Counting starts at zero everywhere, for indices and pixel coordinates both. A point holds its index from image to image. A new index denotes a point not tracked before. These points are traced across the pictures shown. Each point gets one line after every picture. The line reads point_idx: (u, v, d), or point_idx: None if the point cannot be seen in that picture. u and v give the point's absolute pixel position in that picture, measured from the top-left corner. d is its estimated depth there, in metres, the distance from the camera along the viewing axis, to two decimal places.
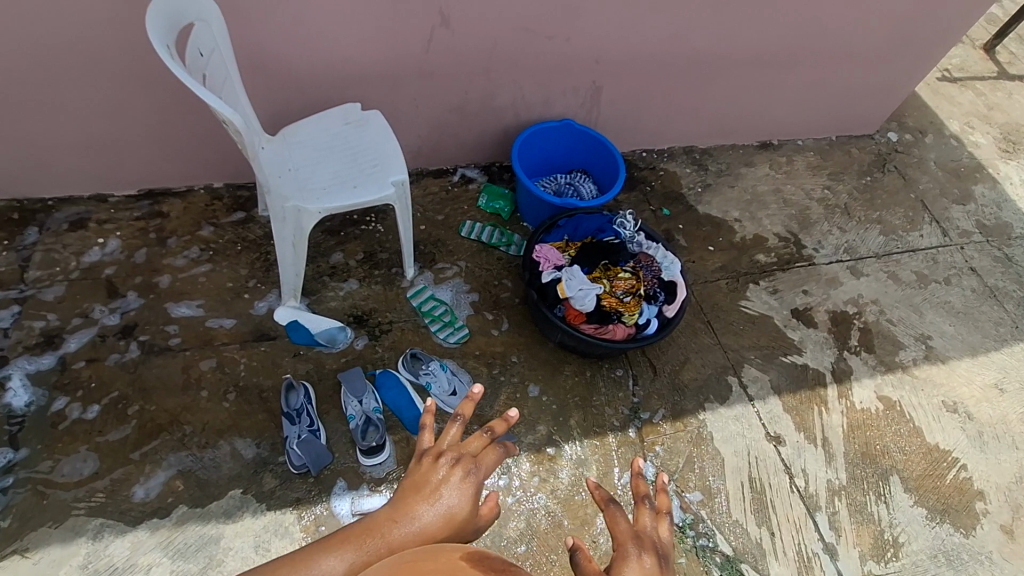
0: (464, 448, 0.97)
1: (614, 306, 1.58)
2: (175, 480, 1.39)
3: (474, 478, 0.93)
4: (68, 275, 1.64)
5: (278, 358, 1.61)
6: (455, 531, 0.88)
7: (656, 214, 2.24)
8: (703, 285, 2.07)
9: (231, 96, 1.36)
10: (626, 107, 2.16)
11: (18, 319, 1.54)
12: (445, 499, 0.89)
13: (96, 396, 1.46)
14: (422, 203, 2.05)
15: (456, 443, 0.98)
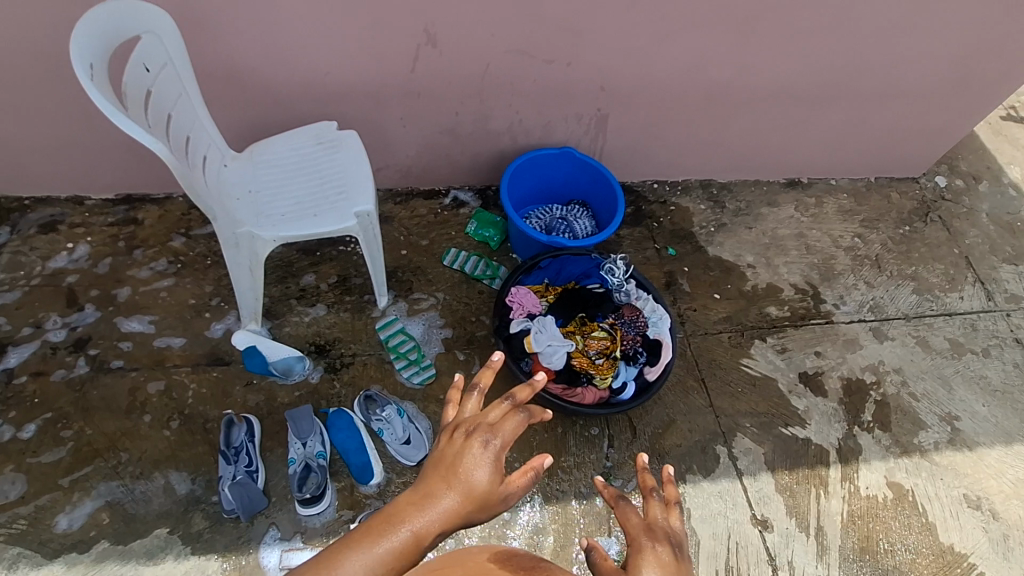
0: (485, 417, 0.95)
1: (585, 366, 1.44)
2: (101, 511, 1.34)
3: (495, 445, 0.91)
4: (30, 281, 1.60)
5: (230, 386, 1.54)
6: (479, 504, 0.89)
7: (660, 253, 2.06)
8: (702, 337, 1.89)
9: (184, 113, 1.28)
10: (636, 136, 2.00)
11: None
12: (468, 475, 0.89)
13: (35, 414, 1.42)
14: (407, 226, 1.94)
15: (475, 414, 0.96)
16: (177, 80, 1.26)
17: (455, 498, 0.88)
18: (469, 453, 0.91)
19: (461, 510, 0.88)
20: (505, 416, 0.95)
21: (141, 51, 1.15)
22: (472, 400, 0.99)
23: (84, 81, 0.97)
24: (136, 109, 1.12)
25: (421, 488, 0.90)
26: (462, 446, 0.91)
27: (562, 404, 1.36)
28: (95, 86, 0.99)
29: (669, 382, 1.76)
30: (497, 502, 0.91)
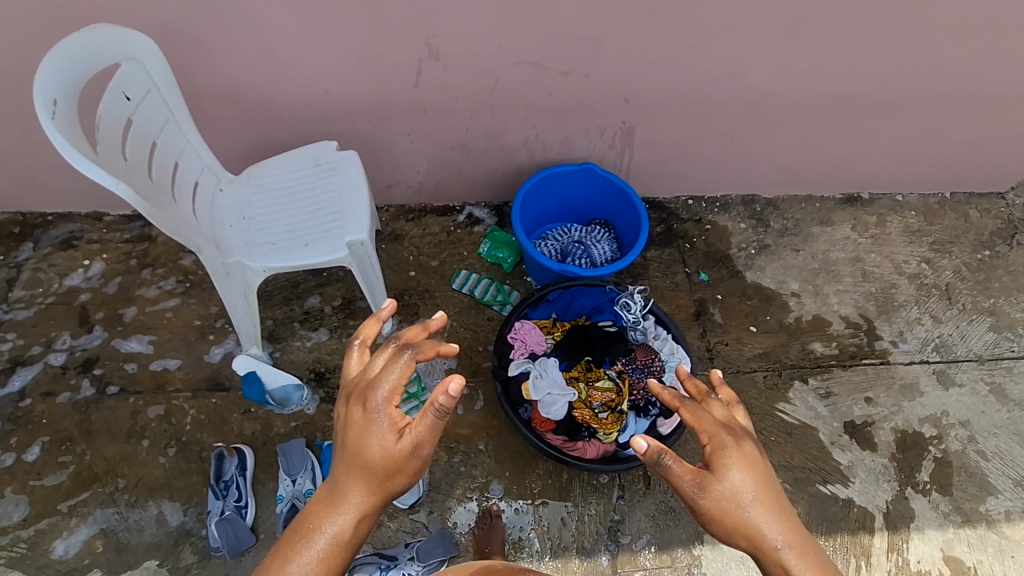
0: (368, 378, 0.96)
1: (588, 418, 1.32)
2: (96, 539, 1.35)
3: (377, 407, 0.92)
4: (47, 299, 1.63)
5: (227, 414, 1.51)
6: (388, 469, 0.93)
7: (691, 278, 1.89)
8: (733, 376, 1.71)
9: (172, 138, 1.25)
10: (667, 150, 1.82)
11: None
12: (362, 450, 0.93)
13: (41, 436, 1.44)
14: (418, 245, 1.86)
15: (359, 377, 0.98)
16: (164, 106, 1.22)
17: (361, 479, 0.94)
18: (356, 426, 0.93)
19: (369, 485, 0.94)
20: (383, 369, 0.94)
21: (121, 78, 1.11)
22: (353, 359, 1.01)
23: (43, 120, 0.93)
24: (111, 141, 1.09)
25: (333, 479, 0.96)
26: (350, 420, 0.94)
27: (563, 459, 1.25)
28: (56, 124, 0.95)
29: None
30: (408, 458, 0.92)
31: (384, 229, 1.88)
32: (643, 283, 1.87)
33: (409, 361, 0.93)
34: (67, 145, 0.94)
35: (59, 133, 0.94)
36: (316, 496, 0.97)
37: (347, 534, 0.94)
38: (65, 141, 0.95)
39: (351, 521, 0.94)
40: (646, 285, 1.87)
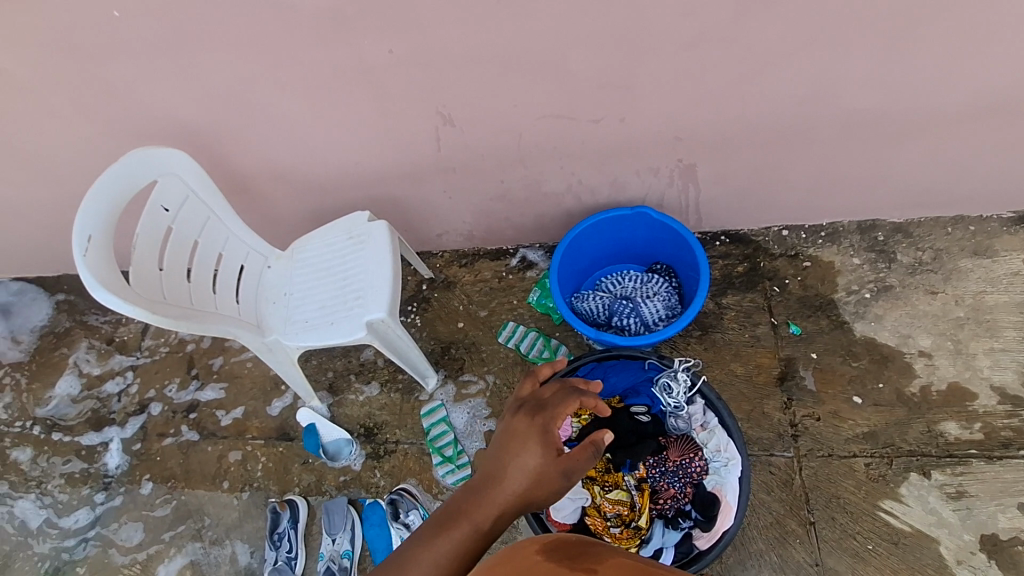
0: (539, 401, 1.00)
1: (603, 530, 1.20)
2: (186, 568, 1.58)
3: (548, 424, 0.94)
4: (167, 346, 1.86)
5: (289, 463, 1.66)
6: (541, 480, 0.89)
7: (778, 331, 1.58)
8: (824, 461, 1.41)
9: (213, 235, 1.38)
10: (743, 182, 1.52)
11: (132, 384, 1.83)
12: (524, 456, 0.90)
13: (153, 473, 1.71)
14: (469, 293, 1.83)
15: (530, 397, 1.02)
16: (202, 207, 1.35)
17: (514, 475, 0.89)
18: (521, 433, 0.94)
19: (521, 484, 0.89)
20: (556, 396, 0.99)
21: (158, 195, 1.25)
22: (528, 382, 1.07)
23: (76, 260, 1.09)
24: (150, 255, 1.23)
25: (484, 472, 0.93)
26: (516, 428, 0.95)
27: None
28: (87, 261, 1.10)
29: (761, 522, 1.37)
30: (559, 478, 0.90)
31: (438, 276, 1.87)
32: (714, 337, 1.61)
33: (579, 401, 0.97)
34: (92, 281, 1.08)
35: (88, 270, 1.09)
36: (458, 492, 0.92)
37: (488, 534, 0.86)
38: (95, 277, 1.09)
39: (496, 516, 0.87)
40: (718, 340, 1.61)
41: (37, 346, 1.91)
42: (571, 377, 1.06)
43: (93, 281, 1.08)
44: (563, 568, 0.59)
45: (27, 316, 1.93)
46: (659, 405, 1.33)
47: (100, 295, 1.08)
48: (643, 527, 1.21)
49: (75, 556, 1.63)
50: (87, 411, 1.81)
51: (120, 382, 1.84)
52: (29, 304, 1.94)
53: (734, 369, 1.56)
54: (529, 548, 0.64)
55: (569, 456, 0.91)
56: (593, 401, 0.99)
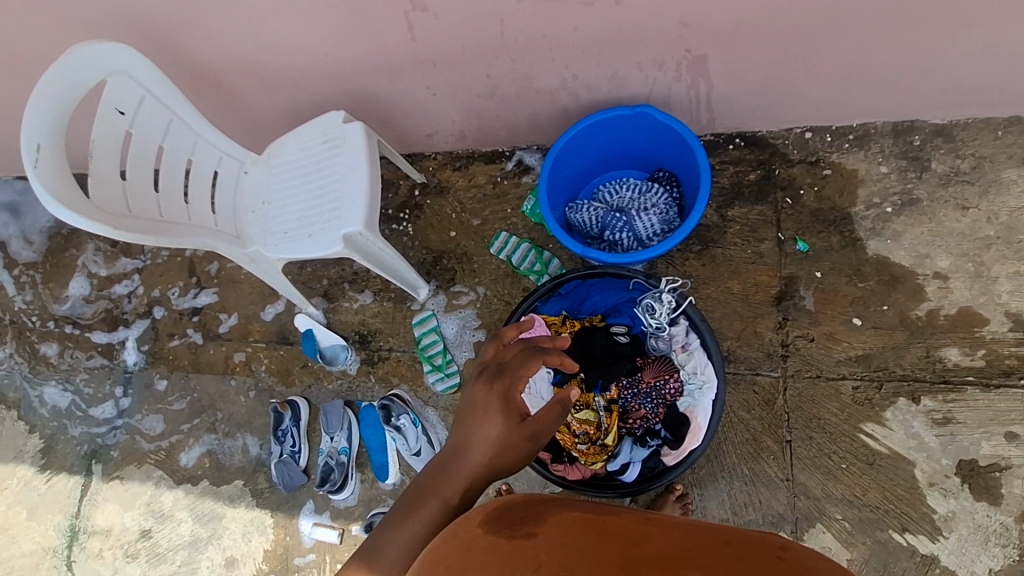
0: (500, 365, 0.97)
1: (571, 444, 1.29)
2: (205, 456, 1.73)
3: (507, 389, 0.92)
4: (166, 249, 1.87)
5: (290, 365, 1.74)
6: (506, 446, 0.89)
7: (784, 248, 1.49)
8: (810, 382, 1.43)
9: (179, 138, 1.30)
10: (762, 78, 1.33)
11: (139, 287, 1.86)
12: (485, 426, 0.89)
13: (166, 371, 1.80)
14: (462, 199, 1.75)
15: (490, 362, 0.99)
16: (162, 108, 1.26)
17: (480, 447, 0.88)
18: (482, 401, 0.92)
19: (488, 454, 0.88)
20: (516, 359, 0.96)
21: (110, 97, 1.17)
22: (490, 347, 1.02)
23: (28, 172, 1.05)
24: (109, 165, 1.18)
25: (451, 445, 0.91)
26: (475, 398, 0.92)
27: (541, 473, 1.23)
28: (38, 174, 1.06)
29: (737, 438, 1.43)
30: (525, 442, 0.90)
31: (430, 181, 1.77)
32: (714, 253, 1.52)
33: (542, 360, 0.93)
34: (44, 193, 1.05)
35: (41, 181, 1.06)
36: (427, 469, 0.91)
37: (458, 507, 0.86)
38: (47, 190, 1.06)
39: (466, 488, 0.87)
40: (718, 255, 1.52)
41: (48, 246, 1.91)
42: (536, 336, 1.01)
43: (47, 195, 1.05)
44: (501, 537, 0.60)
45: (34, 217, 1.92)
46: (640, 325, 1.35)
47: (55, 210, 1.06)
48: (609, 446, 1.29)
49: (108, 442, 1.77)
50: (101, 311, 1.86)
51: (128, 285, 1.87)
52: (33, 205, 1.91)
53: (731, 287, 1.50)
54: (473, 521, 0.65)
55: (534, 420, 0.91)
56: (558, 358, 0.93)
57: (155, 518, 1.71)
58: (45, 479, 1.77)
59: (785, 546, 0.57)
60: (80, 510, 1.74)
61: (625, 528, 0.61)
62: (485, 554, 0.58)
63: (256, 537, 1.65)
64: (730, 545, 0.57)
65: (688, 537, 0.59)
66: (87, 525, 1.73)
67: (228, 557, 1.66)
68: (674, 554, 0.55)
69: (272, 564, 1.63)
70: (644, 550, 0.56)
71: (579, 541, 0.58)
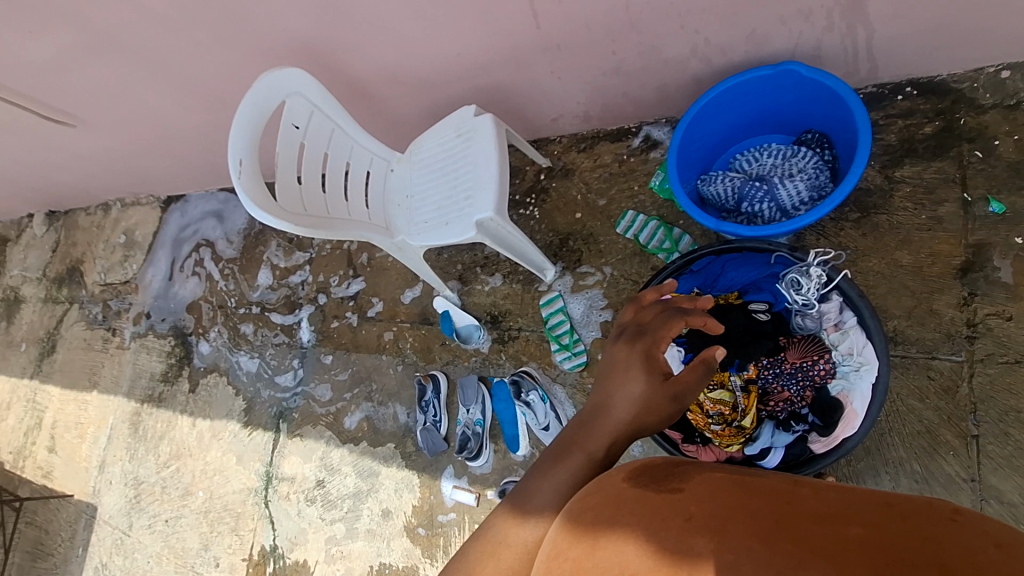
0: (639, 327, 0.96)
1: (705, 424, 1.23)
2: (363, 421, 1.97)
3: (649, 349, 0.91)
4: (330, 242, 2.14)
5: (432, 343, 1.90)
6: (650, 407, 0.87)
7: (971, 210, 1.27)
8: (1006, 368, 1.21)
9: (341, 144, 1.49)
10: (943, 12, 1.13)
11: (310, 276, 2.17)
12: (627, 385, 0.88)
13: (332, 347, 2.08)
14: (587, 180, 1.75)
15: (630, 324, 0.98)
16: (326, 120, 1.45)
17: (621, 405, 0.88)
18: (624, 360, 0.91)
19: (630, 412, 0.87)
20: (657, 320, 0.95)
21: (288, 114, 1.37)
22: (629, 310, 1.01)
23: (235, 183, 1.28)
24: (290, 170, 1.40)
25: (592, 403, 0.92)
26: (616, 357, 0.92)
27: (669, 450, 1.20)
28: (241, 183, 1.29)
29: (905, 431, 1.25)
30: (668, 403, 0.87)
31: (556, 164, 1.80)
32: (876, 221, 1.34)
33: (683, 321, 0.91)
34: (246, 198, 1.27)
35: (244, 189, 1.28)
36: (570, 425, 0.92)
37: (602, 463, 0.86)
38: (247, 195, 1.28)
39: (609, 445, 0.87)
40: (881, 224, 1.34)
41: (244, 244, 2.31)
42: (675, 299, 0.99)
43: (248, 199, 1.27)
44: (646, 490, 0.61)
45: (234, 220, 2.32)
46: (784, 301, 1.26)
47: (254, 211, 1.27)
48: (747, 428, 1.22)
49: (290, 405, 2.10)
50: (283, 296, 2.20)
51: (302, 274, 2.18)
52: (233, 210, 2.31)
53: (899, 259, 1.31)
54: (617, 475, 0.67)
55: (676, 380, 0.88)
56: (701, 319, 0.91)
57: (327, 471, 1.99)
58: (247, 432, 2.15)
59: (960, 511, 0.49)
60: (272, 460, 2.09)
61: (774, 487, 0.58)
62: (631, 504, 0.59)
63: (407, 493, 1.85)
64: (896, 507, 0.50)
65: (847, 498, 0.53)
66: (277, 472, 2.07)
67: (384, 508, 1.87)
68: (829, 513, 0.51)
69: (420, 518, 1.81)
70: (796, 507, 0.53)
71: (724, 497, 0.57)
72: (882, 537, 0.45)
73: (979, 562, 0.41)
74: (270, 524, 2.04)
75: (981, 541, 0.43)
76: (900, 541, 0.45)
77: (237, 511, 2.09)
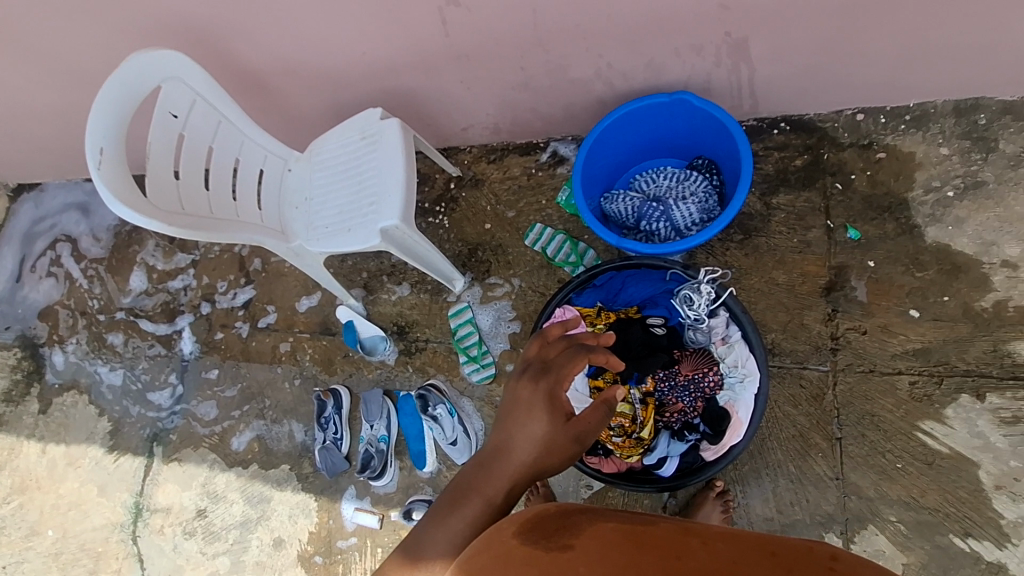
0: (544, 363, 0.93)
1: (607, 438, 1.28)
2: (254, 441, 1.81)
3: (553, 388, 0.89)
4: (218, 244, 1.95)
5: (333, 355, 1.80)
6: (551, 447, 0.87)
7: (833, 236, 1.43)
8: (862, 376, 1.37)
9: (228, 138, 1.36)
10: (812, 59, 1.26)
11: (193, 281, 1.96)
12: (530, 425, 0.87)
13: (218, 360, 1.89)
14: (497, 192, 1.75)
15: (534, 360, 0.95)
16: (211, 111, 1.32)
17: (522, 447, 0.86)
18: (527, 399, 0.88)
19: (532, 454, 0.86)
20: (560, 356, 0.93)
21: (164, 101, 1.23)
22: (535, 345, 0.98)
23: (92, 175, 1.13)
24: (164, 164, 1.25)
25: (493, 442, 0.90)
26: (519, 396, 0.89)
27: (577, 465, 1.23)
28: (101, 175, 1.13)
29: (782, 434, 1.38)
30: (570, 444, 0.88)
31: (466, 174, 1.78)
32: (757, 242, 1.47)
33: (587, 357, 0.91)
34: (107, 193, 1.12)
35: (104, 182, 1.13)
36: (470, 464, 0.90)
37: (500, 509, 0.85)
38: (108, 190, 1.13)
39: (508, 489, 0.86)
40: (762, 245, 1.46)
41: (113, 243, 2.03)
42: (579, 334, 0.98)
43: (109, 194, 1.12)
44: (538, 549, 0.60)
45: (101, 216, 2.04)
46: (677, 316, 1.33)
47: (116, 208, 1.13)
48: (645, 439, 1.27)
49: (167, 426, 1.88)
50: (161, 303, 1.97)
51: (184, 279, 1.96)
52: (101, 205, 2.04)
53: (776, 278, 1.44)
54: (507, 532, 0.65)
55: (579, 420, 0.89)
56: (604, 356, 0.93)
57: (210, 499, 1.81)
58: (112, 459, 1.90)
59: (836, 558, 0.55)
60: (143, 489, 1.86)
61: (664, 538, 0.60)
62: (522, 566, 0.58)
63: (302, 519, 1.72)
64: (780, 555, 0.55)
65: (733, 548, 0.57)
66: (149, 503, 1.85)
67: (276, 537, 1.73)
68: (721, 567, 0.53)
69: (317, 545, 1.69)
70: (690, 561, 0.55)
71: (618, 553, 0.57)
72: None
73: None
74: (140, 562, 1.81)
75: None
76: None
77: (97, 551, 1.84)
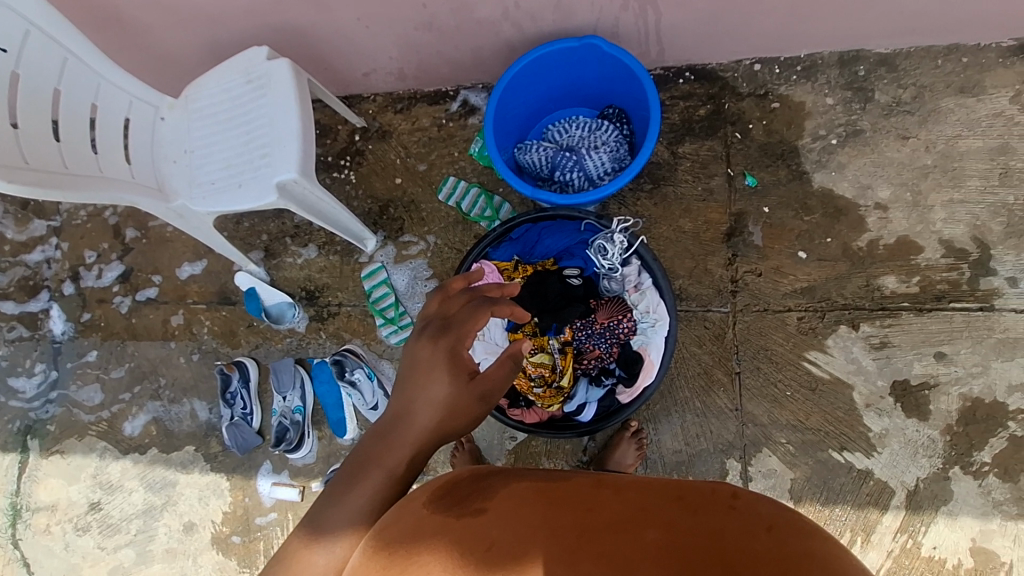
0: (445, 319, 0.89)
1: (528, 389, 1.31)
2: (151, 424, 1.65)
3: (455, 345, 0.86)
4: (84, 208, 1.70)
5: (235, 325, 1.66)
6: (455, 408, 0.84)
7: (733, 183, 1.50)
8: (758, 315, 1.48)
9: (78, 78, 1.16)
10: (712, 7, 1.28)
11: (58, 252, 1.70)
12: (431, 386, 0.83)
13: (98, 340, 1.69)
14: (406, 143, 1.66)
15: (437, 315, 0.90)
16: (53, 45, 1.11)
17: (423, 412, 0.83)
18: (427, 359, 0.85)
19: (434, 417, 0.83)
20: (463, 312, 0.90)
21: None
22: (436, 300, 0.94)
23: None
24: None
25: (392, 409, 0.85)
26: (418, 357, 0.85)
27: (500, 418, 1.26)
28: None
29: (689, 373, 1.48)
30: (475, 403, 0.86)
31: (371, 124, 1.67)
32: (665, 192, 1.51)
33: (491, 310, 0.89)
34: None
35: None
36: (369, 434, 0.86)
37: (403, 477, 0.82)
38: None
39: (412, 456, 0.82)
40: (669, 194, 1.51)
41: None
42: (483, 287, 0.96)
43: None
44: (449, 517, 0.59)
45: None
46: (593, 266, 1.35)
47: None
48: (565, 387, 1.31)
49: (43, 416, 1.67)
50: (18, 279, 1.70)
51: (46, 250, 1.70)
52: None
53: (682, 225, 1.50)
54: (420, 499, 0.63)
55: (482, 379, 0.87)
56: (508, 309, 0.92)
57: (103, 490, 1.65)
58: None
59: (739, 493, 0.57)
60: (20, 488, 1.65)
61: (576, 494, 0.60)
62: (435, 536, 0.57)
63: (214, 500, 1.62)
64: (682, 502, 0.57)
65: (642, 498, 0.58)
66: (29, 503, 1.65)
67: (186, 522, 1.62)
68: (629, 518, 0.55)
69: (233, 525, 1.61)
70: (598, 517, 0.56)
71: (530, 513, 0.58)
72: (676, 540, 0.51)
73: (753, 551, 0.48)
74: (26, 567, 1.63)
75: (755, 527, 0.51)
76: (687, 541, 0.50)
77: None
